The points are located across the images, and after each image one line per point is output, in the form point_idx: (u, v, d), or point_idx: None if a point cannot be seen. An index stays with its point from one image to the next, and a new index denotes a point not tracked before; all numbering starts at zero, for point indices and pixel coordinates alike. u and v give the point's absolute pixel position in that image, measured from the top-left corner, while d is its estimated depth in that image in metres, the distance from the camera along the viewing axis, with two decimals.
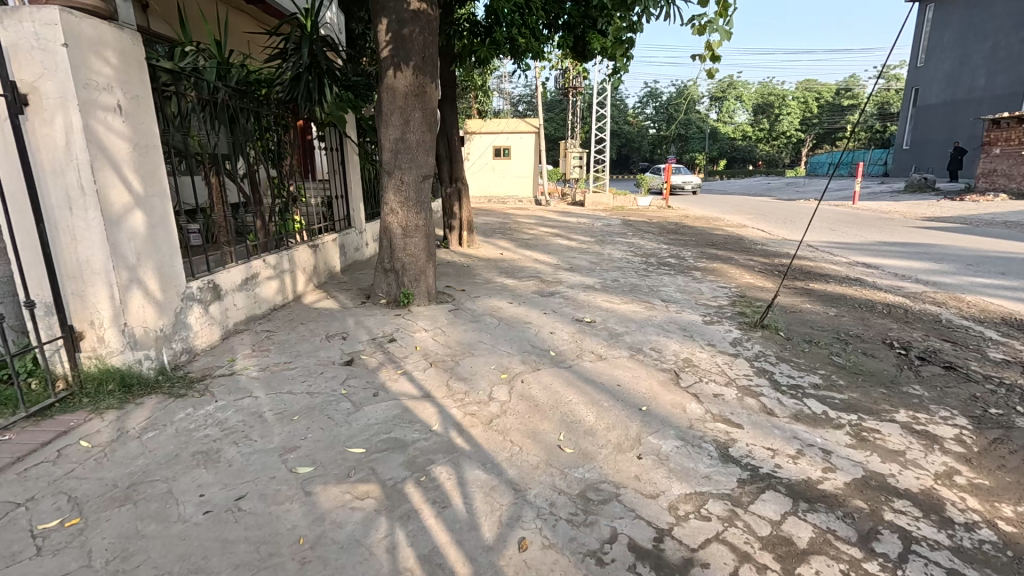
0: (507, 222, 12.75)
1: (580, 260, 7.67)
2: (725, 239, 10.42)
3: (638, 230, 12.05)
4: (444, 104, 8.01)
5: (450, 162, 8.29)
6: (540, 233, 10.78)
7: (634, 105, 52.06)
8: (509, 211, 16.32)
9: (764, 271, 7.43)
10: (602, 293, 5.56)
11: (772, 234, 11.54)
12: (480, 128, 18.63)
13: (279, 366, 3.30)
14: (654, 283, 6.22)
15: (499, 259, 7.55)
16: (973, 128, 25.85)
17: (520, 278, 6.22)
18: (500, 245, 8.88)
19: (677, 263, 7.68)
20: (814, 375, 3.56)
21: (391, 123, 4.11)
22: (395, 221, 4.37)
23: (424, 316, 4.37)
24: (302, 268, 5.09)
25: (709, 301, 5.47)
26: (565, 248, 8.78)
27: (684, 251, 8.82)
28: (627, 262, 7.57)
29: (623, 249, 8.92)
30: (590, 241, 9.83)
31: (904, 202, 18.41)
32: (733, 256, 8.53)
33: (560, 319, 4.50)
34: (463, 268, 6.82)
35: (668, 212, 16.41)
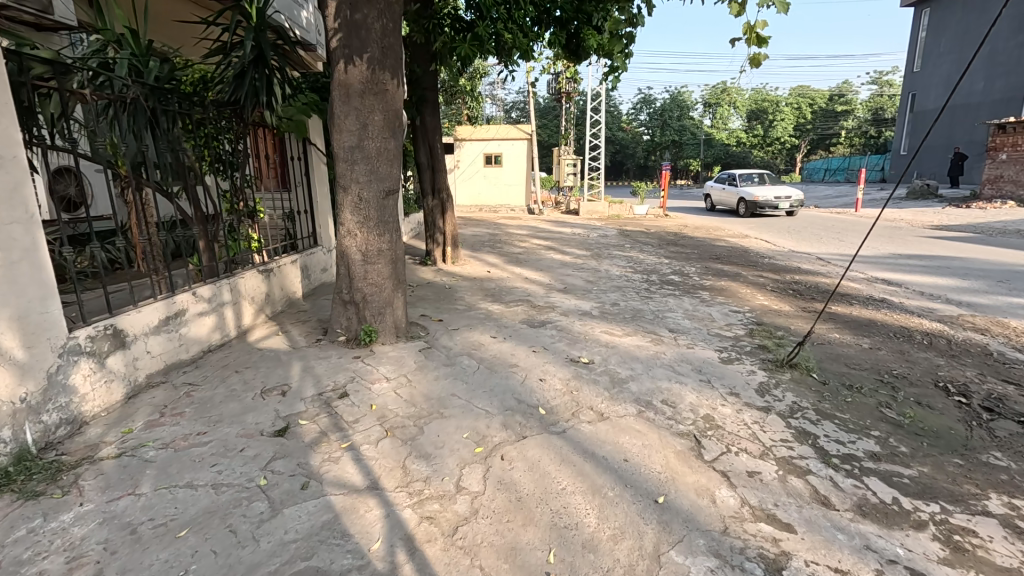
0: (497, 234, 12.04)
1: (576, 279, 6.96)
2: (729, 252, 9.77)
3: (636, 241, 11.39)
4: (424, 107, 7.30)
5: (432, 171, 7.60)
6: (532, 246, 10.08)
7: (628, 112, 51.69)
8: (500, 221, 15.64)
9: (778, 290, 6.74)
10: (601, 322, 4.85)
11: (778, 245, 10.90)
12: (470, 136, 18.06)
13: (188, 439, 2.56)
14: (658, 308, 5.52)
15: (486, 279, 6.84)
16: (972, 134, 25.47)
17: (508, 303, 5.50)
18: (489, 261, 8.17)
19: (681, 281, 7.00)
20: (868, 439, 2.85)
21: (345, 127, 3.41)
22: (353, 244, 3.63)
23: (388, 360, 3.63)
24: (251, 297, 4.35)
25: (723, 330, 4.77)
26: (558, 265, 8.07)
27: (687, 267, 8.14)
28: (627, 281, 6.87)
29: (621, 264, 8.23)
30: (586, 255, 9.15)
31: (908, 209, 17.87)
32: (741, 272, 7.85)
33: (552, 360, 3.78)
34: (444, 290, 6.10)
35: (666, 221, 15.77)
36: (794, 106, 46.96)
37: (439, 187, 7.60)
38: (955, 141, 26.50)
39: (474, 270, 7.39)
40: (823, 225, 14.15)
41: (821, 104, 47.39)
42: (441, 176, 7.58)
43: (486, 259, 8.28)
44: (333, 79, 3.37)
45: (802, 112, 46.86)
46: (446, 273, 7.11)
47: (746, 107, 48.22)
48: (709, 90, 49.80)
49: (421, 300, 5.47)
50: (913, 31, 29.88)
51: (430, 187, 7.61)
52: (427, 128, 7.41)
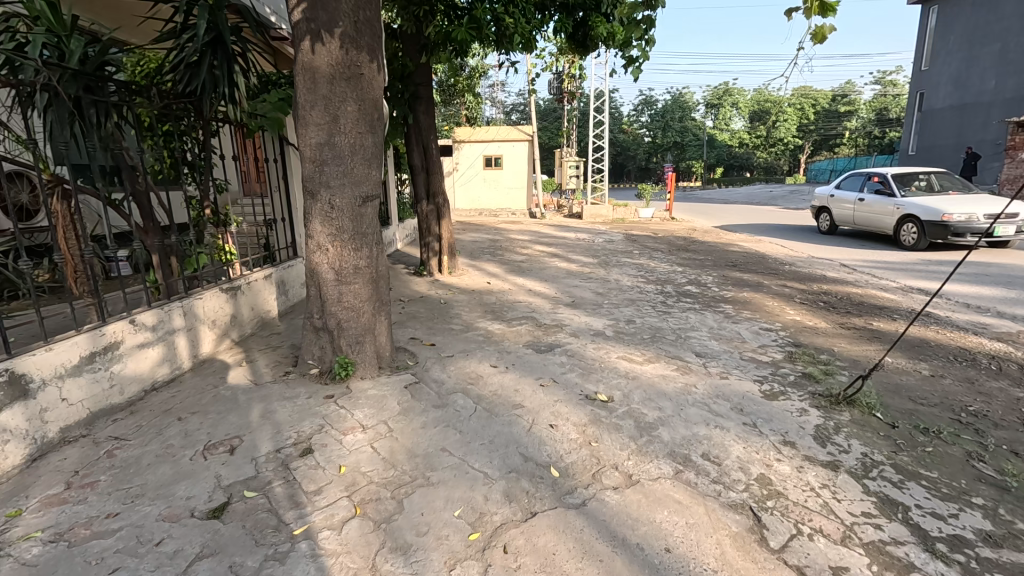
0: (498, 240, 11.43)
1: (584, 291, 6.34)
2: (744, 258, 9.18)
3: (644, 247, 10.79)
4: (418, 103, 6.70)
5: (426, 173, 7.00)
6: (535, 254, 9.47)
7: (629, 113, 51.12)
8: (501, 225, 15.09)
9: (807, 302, 6.12)
10: (617, 345, 4.24)
11: (795, 250, 10.29)
12: (469, 137, 17.48)
13: (91, 527, 1.95)
14: (679, 326, 4.90)
15: (485, 291, 6.24)
16: (982, 133, 24.96)
17: (511, 321, 4.88)
18: (489, 270, 7.55)
19: (701, 293, 6.38)
20: (973, 512, 2.23)
21: (311, 120, 2.78)
22: (325, 261, 3.02)
23: (366, 400, 3.01)
24: (212, 322, 3.73)
25: (758, 354, 4.16)
26: (563, 274, 7.47)
27: (703, 276, 7.52)
28: (641, 293, 6.26)
29: (631, 273, 7.63)
30: (593, 263, 8.54)
31: None
32: (763, 281, 7.23)
33: (564, 398, 3.16)
34: (439, 305, 5.50)
35: (673, 225, 15.17)
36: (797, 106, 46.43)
37: (434, 191, 7.01)
38: (966, 140, 25.89)
39: (473, 281, 6.78)
40: None
41: (824, 104, 46.84)
42: (437, 180, 6.99)
43: (486, 269, 7.66)
44: (295, 60, 2.74)
45: (805, 113, 46.37)
46: (442, 285, 6.50)
47: (748, 107, 47.71)
48: (711, 92, 49.33)
49: (412, 318, 4.86)
50: (920, 30, 29.36)
51: (425, 191, 7.02)
52: (421, 127, 6.82)
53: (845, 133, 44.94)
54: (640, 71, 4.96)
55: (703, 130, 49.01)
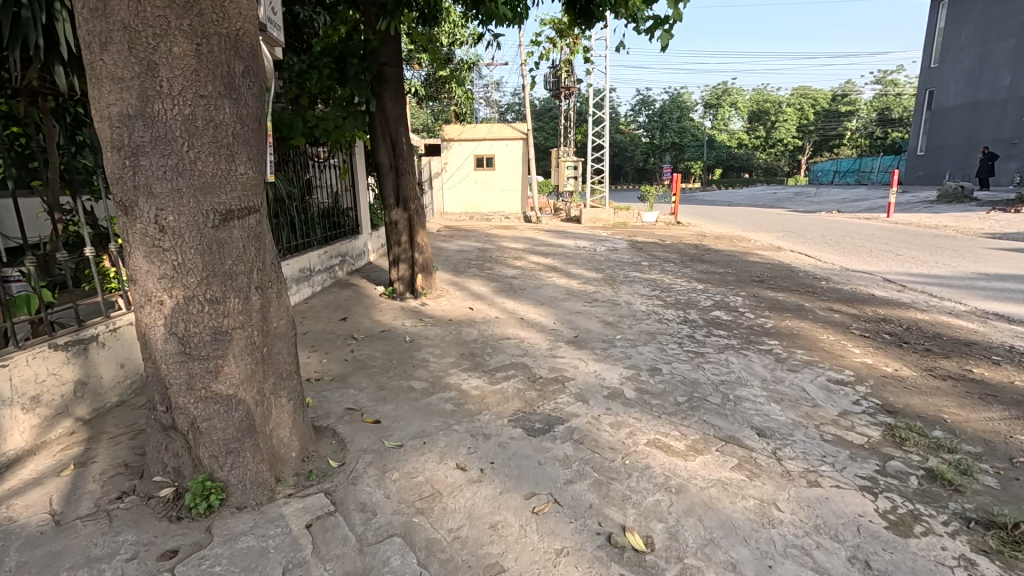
0: (487, 249, 10.16)
1: (589, 320, 5.09)
2: (769, 272, 8.02)
3: (651, 256, 9.62)
4: (383, 87, 5.45)
5: (396, 173, 5.72)
6: (529, 267, 8.23)
7: (626, 112, 49.95)
8: (493, 231, 13.88)
9: (868, 334, 4.90)
10: (644, 417, 2.97)
11: (825, 262, 9.09)
12: (459, 135, 16.27)
13: None
14: (721, 378, 3.64)
15: (466, 321, 4.99)
16: (997, 131, 23.91)
17: (494, 372, 3.61)
18: (474, 291, 6.28)
19: (734, 323, 5.13)
20: None
21: (105, 73, 1.52)
22: (160, 321, 1.75)
23: (230, 564, 1.74)
24: (30, 400, 2.43)
25: (845, 432, 2.90)
26: (561, 295, 6.22)
27: (729, 296, 6.28)
28: (660, 323, 5.01)
29: (644, 293, 6.40)
30: (597, 278, 7.31)
31: (945, 213, 16.22)
32: (803, 304, 6.00)
33: (572, 546, 1.90)
34: (404, 344, 4.23)
35: (680, 230, 13.96)
36: (798, 106, 45.46)
37: (406, 194, 5.72)
38: (979, 140, 24.89)
39: (452, 306, 5.50)
40: (861, 235, 12.40)
41: (824, 104, 45.94)
42: (409, 181, 5.71)
43: (470, 288, 6.39)
44: None
45: (804, 114, 45.44)
46: (413, 313, 5.22)
47: (747, 107, 46.78)
48: (709, 92, 48.52)
49: (360, 369, 3.59)
50: (929, 27, 28.44)
51: (395, 196, 5.75)
52: (388, 118, 5.56)
53: (846, 133, 44.11)
54: (671, 36, 3.74)
55: (702, 130, 47.94)
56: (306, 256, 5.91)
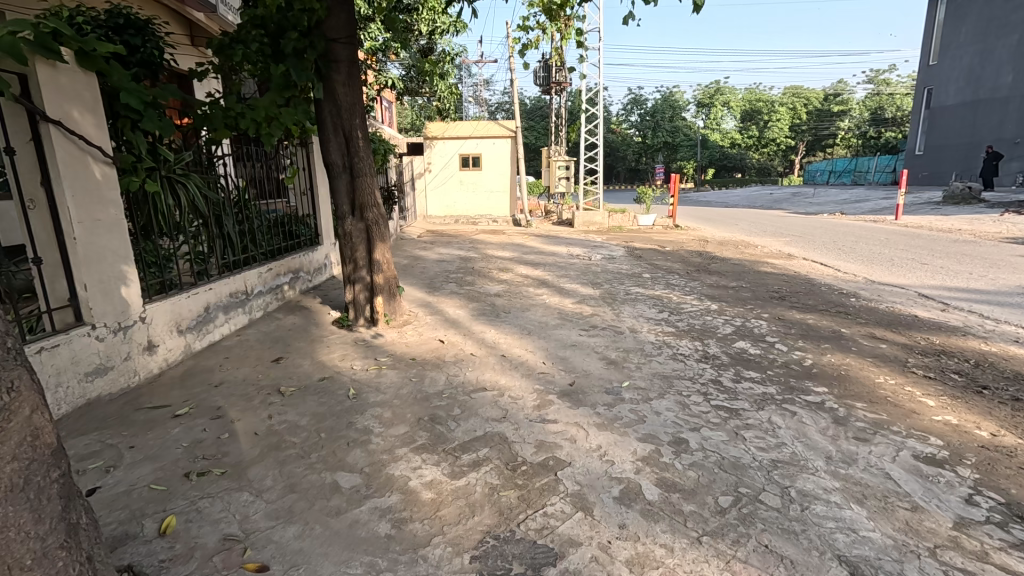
0: (470, 259, 9.10)
1: (587, 359, 4.08)
2: (786, 286, 7.09)
3: (652, 266, 8.67)
4: (333, 69, 4.44)
5: (351, 174, 4.71)
6: (515, 281, 7.20)
7: (617, 111, 49.12)
8: (480, 235, 12.86)
9: (933, 375, 3.94)
10: (678, 544, 1.98)
11: (845, 272, 8.18)
12: (444, 133, 15.24)
13: None
14: (772, 458, 2.65)
15: (434, 361, 3.96)
16: (998, 130, 23.31)
17: (458, 454, 2.59)
18: (448, 315, 5.25)
19: (766, 361, 4.15)
20: None
21: None
22: None
23: None
24: None
25: (979, 566, 1.93)
26: (552, 320, 5.21)
27: (750, 321, 5.30)
28: (676, 364, 4.00)
29: (650, 315, 5.41)
30: (594, 296, 6.30)
31: (953, 215, 15.49)
32: (840, 330, 5.03)
33: None
34: (345, 401, 3.20)
35: (678, 235, 13.03)
36: (791, 106, 44.95)
37: (362, 201, 4.69)
38: (980, 139, 24.31)
39: (418, 339, 4.48)
40: (874, 240, 11.53)
41: (817, 104, 45.45)
42: (366, 184, 4.69)
43: (444, 312, 5.36)
44: None
45: (797, 113, 44.94)
46: (367, 349, 4.19)
47: (740, 107, 46.22)
48: (701, 92, 47.96)
49: (271, 453, 2.55)
50: (926, 24, 27.92)
51: (349, 203, 4.73)
52: (340, 109, 4.54)
53: (839, 133, 43.72)
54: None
55: (695, 130, 47.22)
56: (243, 276, 4.80)
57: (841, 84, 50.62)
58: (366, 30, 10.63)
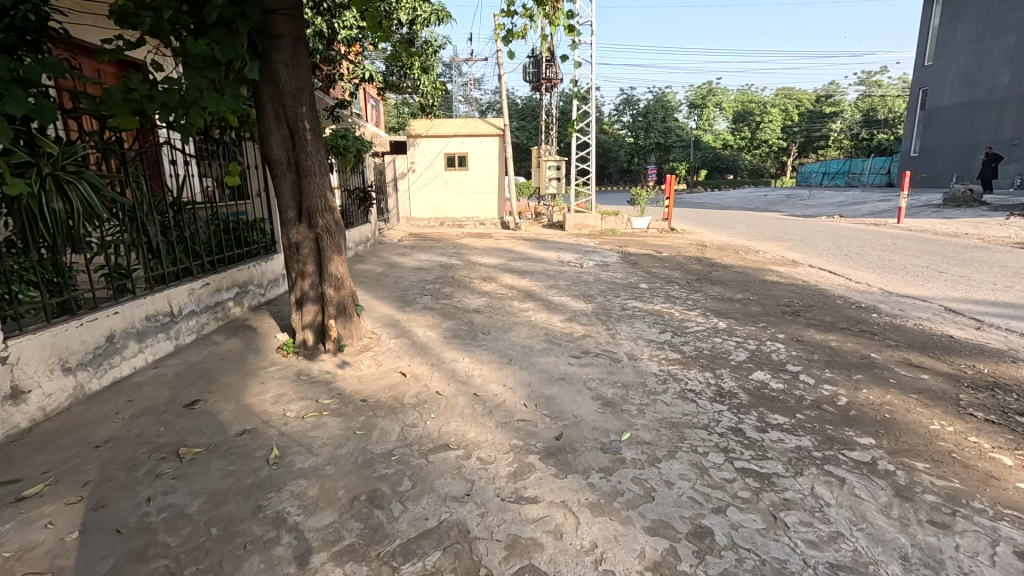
0: (450, 266, 8.36)
1: (577, 398, 3.35)
2: (796, 299, 6.44)
3: (649, 274, 8.00)
4: (273, 47, 3.72)
5: (296, 172, 3.95)
6: (498, 293, 6.46)
7: (609, 112, 48.62)
8: (465, 239, 12.13)
9: (997, 419, 3.26)
10: None
11: (858, 282, 7.54)
12: (428, 130, 14.46)
13: None
14: (829, 562, 1.94)
15: (390, 403, 3.22)
16: (995, 131, 22.99)
17: (398, 564, 1.86)
18: (415, 338, 4.50)
19: (792, 400, 3.44)
20: None
21: None
22: None
23: None
24: None
25: None
26: (537, 343, 4.47)
27: (765, 344, 4.60)
28: (685, 405, 3.29)
29: (650, 337, 4.69)
30: (587, 312, 5.59)
31: (956, 219, 14.98)
32: (870, 356, 4.34)
33: None
34: (262, 470, 2.44)
35: (674, 239, 12.38)
36: (783, 107, 44.65)
37: (311, 205, 3.93)
38: (976, 141, 23.98)
39: (375, 371, 3.73)
40: (880, 245, 10.94)
41: (809, 105, 45.19)
42: (315, 185, 3.92)
43: (411, 333, 4.62)
44: None
45: (790, 114, 44.70)
46: (311, 386, 3.44)
47: (733, 108, 45.90)
48: (693, 92, 47.63)
49: (130, 568, 1.80)
50: (922, 25, 27.67)
51: (296, 208, 3.98)
52: (282, 95, 3.82)
53: (831, 134, 43.51)
54: None
55: (687, 130, 46.80)
56: (167, 294, 3.99)
57: (833, 85, 50.42)
58: (341, 19, 9.89)
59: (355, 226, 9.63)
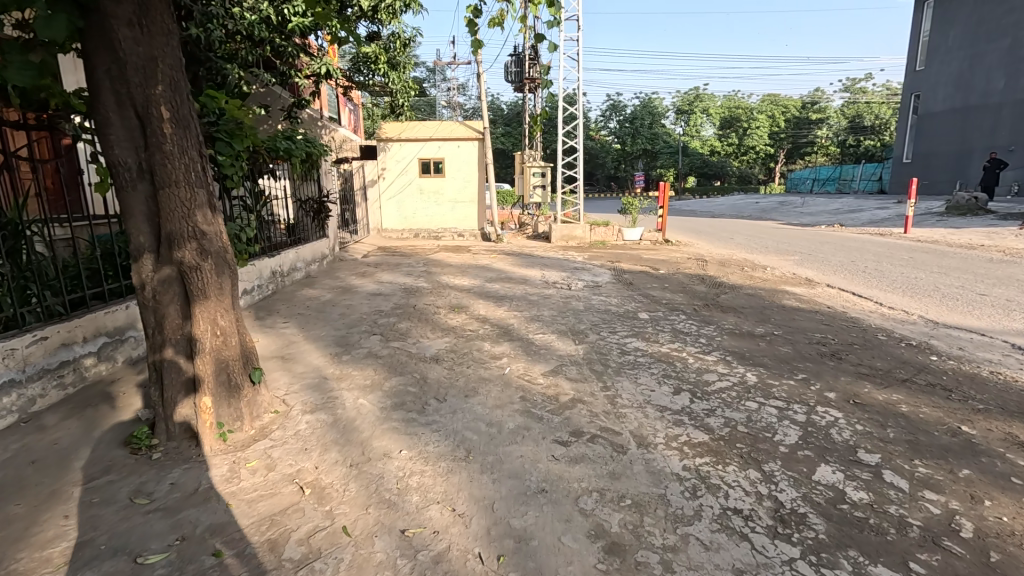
0: (415, 290, 7.09)
1: (563, 540, 2.12)
2: (830, 334, 5.29)
3: (648, 299, 6.83)
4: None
5: (151, 182, 2.69)
6: (466, 329, 5.21)
7: (595, 117, 47.88)
8: (440, 254, 10.89)
9: None
10: None
11: (892, 308, 6.42)
12: (400, 134, 13.23)
13: None
14: None
15: (259, 563, 1.97)
16: (990, 137, 22.38)
17: None
18: (339, 413, 3.23)
19: (892, 529, 2.25)
20: None
21: None
22: None
23: None
24: None
25: None
26: (510, 418, 3.22)
27: (817, 414, 3.39)
28: (736, 552, 2.07)
29: (662, 403, 3.48)
30: (577, 358, 4.36)
31: (965, 228, 14.11)
32: (964, 432, 3.17)
33: None
34: None
35: (669, 253, 11.26)
36: (770, 113, 44.24)
37: (170, 229, 2.68)
38: (971, 147, 23.38)
39: (260, 486, 2.46)
40: (896, 260, 9.94)
41: (796, 112, 44.89)
42: (177, 200, 2.68)
43: (334, 404, 3.34)
44: None
45: (776, 121, 44.35)
46: (141, 521, 2.17)
47: (719, 114, 45.43)
48: (679, 99, 47.09)
49: None
50: (913, 29, 27.15)
51: (153, 233, 2.74)
52: (123, 66, 2.54)
53: (818, 141, 43.22)
54: None
55: (674, 137, 46.22)
56: None
57: (818, 92, 50.31)
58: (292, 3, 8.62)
59: (308, 242, 8.32)
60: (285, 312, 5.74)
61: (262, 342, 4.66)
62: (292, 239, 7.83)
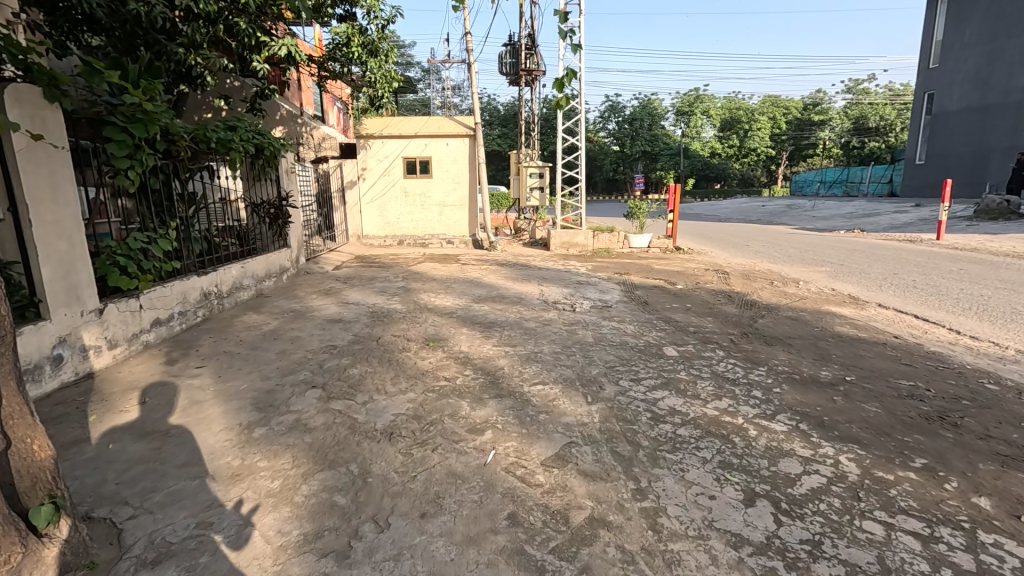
0: (385, 315, 5.77)
1: None
2: (923, 382, 3.99)
3: (672, 326, 5.54)
4: None
5: None
6: (440, 376, 3.90)
7: (593, 119, 46.69)
8: (424, 265, 9.59)
9: None
10: None
11: (979, 339, 5.14)
12: (382, 129, 11.95)
13: None
14: None
15: None
16: (1011, 137, 21.25)
17: None
18: (200, 568, 1.92)
19: None
20: None
21: None
22: None
23: None
24: None
25: None
26: (492, 575, 1.91)
27: (991, 553, 2.09)
28: None
29: (733, 531, 2.18)
30: (592, 431, 3.05)
31: (1004, 234, 12.89)
32: None
33: None
34: None
35: (683, 263, 10.00)
36: (771, 115, 43.21)
37: None
38: (989, 148, 22.26)
39: None
40: (944, 272, 8.69)
41: (799, 112, 43.88)
42: None
43: (199, 546, 2.02)
44: None
45: (779, 122, 43.30)
46: None
47: (720, 115, 44.36)
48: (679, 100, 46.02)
49: None
50: (926, 25, 26.02)
51: None
52: None
53: (822, 142, 42.19)
54: None
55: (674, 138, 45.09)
56: None
57: (820, 93, 49.37)
58: None
59: (262, 254, 7.00)
60: (207, 348, 4.41)
61: (152, 402, 3.35)
62: (240, 250, 6.50)
